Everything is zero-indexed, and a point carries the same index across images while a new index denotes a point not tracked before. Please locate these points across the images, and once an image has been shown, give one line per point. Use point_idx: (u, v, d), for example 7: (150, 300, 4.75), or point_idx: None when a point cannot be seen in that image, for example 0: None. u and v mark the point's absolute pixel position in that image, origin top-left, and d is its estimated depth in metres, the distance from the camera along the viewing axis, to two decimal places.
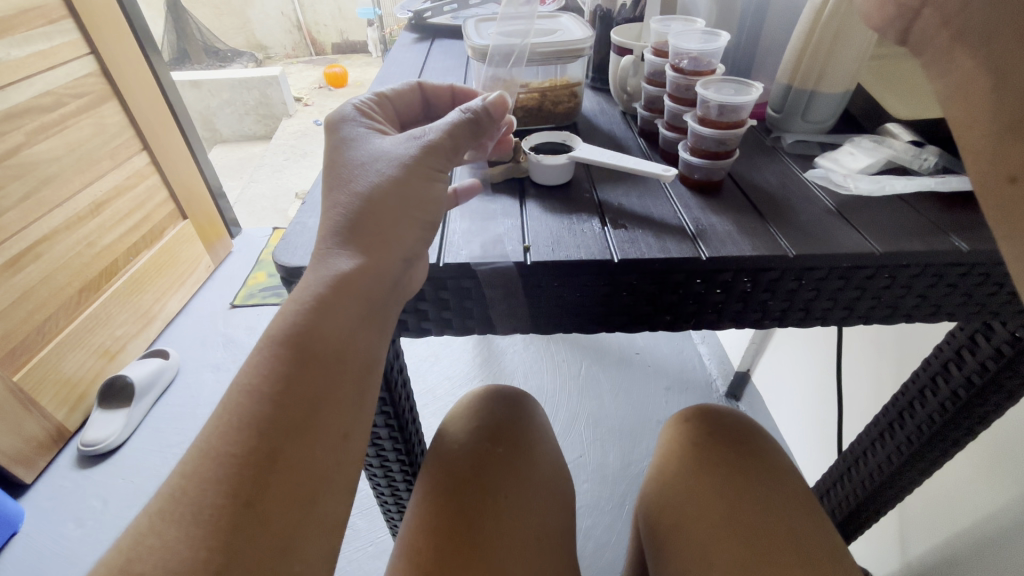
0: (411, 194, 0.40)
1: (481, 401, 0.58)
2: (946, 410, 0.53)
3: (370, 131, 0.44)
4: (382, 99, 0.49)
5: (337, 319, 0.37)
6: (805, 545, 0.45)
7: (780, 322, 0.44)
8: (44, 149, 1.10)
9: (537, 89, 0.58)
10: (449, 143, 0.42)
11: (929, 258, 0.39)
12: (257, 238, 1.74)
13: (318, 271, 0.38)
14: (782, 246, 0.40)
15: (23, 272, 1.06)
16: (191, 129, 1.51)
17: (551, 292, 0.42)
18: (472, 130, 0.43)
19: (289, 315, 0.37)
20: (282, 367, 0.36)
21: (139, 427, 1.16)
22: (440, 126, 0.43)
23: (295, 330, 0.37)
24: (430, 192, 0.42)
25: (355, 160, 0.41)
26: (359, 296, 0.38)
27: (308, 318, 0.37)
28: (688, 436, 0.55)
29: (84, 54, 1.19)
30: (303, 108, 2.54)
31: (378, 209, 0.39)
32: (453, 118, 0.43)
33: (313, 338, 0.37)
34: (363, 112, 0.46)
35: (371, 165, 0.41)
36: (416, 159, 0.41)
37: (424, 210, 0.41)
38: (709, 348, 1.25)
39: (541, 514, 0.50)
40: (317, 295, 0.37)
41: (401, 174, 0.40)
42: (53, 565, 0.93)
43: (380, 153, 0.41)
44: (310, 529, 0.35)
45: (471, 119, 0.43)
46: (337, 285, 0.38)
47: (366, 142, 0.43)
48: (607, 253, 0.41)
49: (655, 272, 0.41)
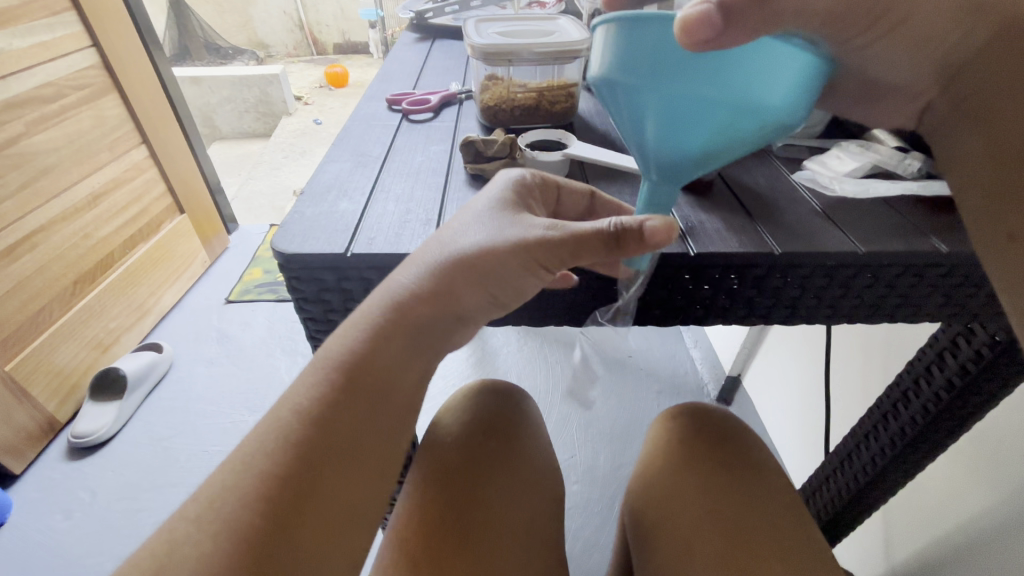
0: (501, 270, 0.39)
1: (476, 394, 0.59)
2: (927, 412, 0.53)
3: (501, 198, 0.42)
4: (551, 183, 0.45)
5: (388, 352, 0.39)
6: (785, 549, 0.44)
7: (765, 319, 0.45)
8: (42, 140, 1.10)
9: (535, 90, 0.59)
10: (572, 248, 0.38)
11: (909, 258, 0.40)
12: (253, 234, 1.74)
13: (386, 288, 0.39)
14: (768, 244, 0.41)
15: (18, 262, 1.05)
16: (190, 123, 1.51)
17: (648, 316, 0.45)
18: (607, 245, 0.37)
19: (348, 342, 0.39)
20: (335, 395, 0.38)
21: (130, 421, 1.17)
22: (578, 229, 0.38)
23: (354, 358, 0.39)
24: (527, 282, 0.40)
25: (473, 217, 0.41)
26: (410, 337, 0.40)
27: (367, 349, 0.39)
28: (672, 432, 0.55)
29: (85, 47, 1.20)
30: (303, 106, 2.61)
31: (469, 261, 0.39)
32: (592, 228, 0.37)
33: (368, 365, 0.39)
34: (518, 186, 0.43)
35: (484, 229, 0.40)
36: (524, 250, 0.38)
37: (502, 289, 0.40)
38: (701, 352, 1.26)
39: (531, 509, 0.51)
40: (376, 321, 0.39)
41: (502, 254, 0.38)
42: (41, 556, 0.94)
43: (518, 232, 0.39)
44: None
45: (613, 235, 0.37)
46: (395, 314, 0.39)
47: (491, 209, 0.41)
48: (684, 246, 0.41)
49: (665, 274, 0.42)
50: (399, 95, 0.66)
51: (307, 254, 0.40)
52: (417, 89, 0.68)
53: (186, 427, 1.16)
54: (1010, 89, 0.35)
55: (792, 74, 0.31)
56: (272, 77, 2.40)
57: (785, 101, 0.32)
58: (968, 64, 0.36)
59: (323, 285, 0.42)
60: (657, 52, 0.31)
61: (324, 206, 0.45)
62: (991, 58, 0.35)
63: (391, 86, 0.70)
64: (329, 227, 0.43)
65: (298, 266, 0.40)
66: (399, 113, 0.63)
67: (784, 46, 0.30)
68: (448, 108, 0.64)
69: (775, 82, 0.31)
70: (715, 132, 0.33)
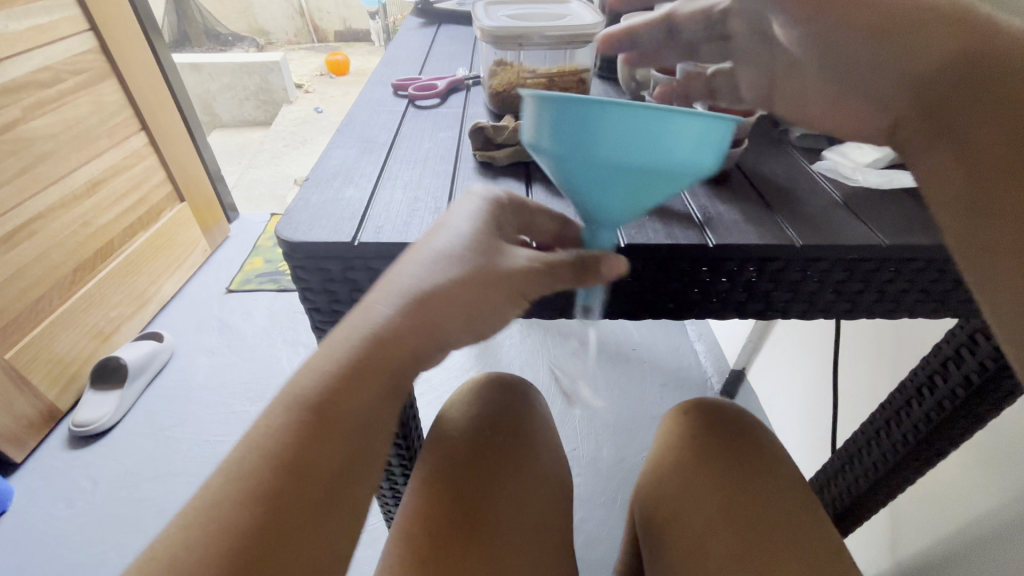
0: (481, 306, 0.38)
1: (484, 387, 0.58)
2: (943, 408, 0.53)
3: (468, 227, 0.39)
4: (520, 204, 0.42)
5: (360, 394, 0.36)
6: (806, 551, 0.43)
7: (782, 313, 0.44)
8: (40, 125, 1.08)
9: (545, 75, 0.57)
10: (542, 284, 0.39)
11: (936, 251, 0.38)
12: (254, 223, 1.72)
13: (361, 320, 0.37)
14: (788, 236, 0.40)
15: (17, 249, 1.04)
16: (189, 109, 1.49)
17: (663, 310, 0.44)
18: (575, 281, 0.40)
19: (320, 376, 0.36)
20: (306, 430, 0.35)
21: (132, 411, 1.16)
22: (549, 265, 0.39)
23: (325, 394, 0.36)
24: (505, 312, 0.39)
25: (442, 250, 0.38)
26: (385, 374, 0.37)
27: (338, 384, 0.36)
28: (686, 428, 0.54)
29: (83, 31, 1.17)
30: (303, 94, 2.58)
31: (446, 296, 0.37)
32: (562, 267, 0.39)
33: (342, 406, 0.36)
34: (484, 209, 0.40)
35: (455, 268, 0.37)
36: (499, 288, 0.38)
37: (480, 324, 0.39)
38: (705, 345, 1.25)
39: (541, 505, 0.50)
40: (351, 352, 0.36)
41: (479, 292, 0.37)
42: (43, 545, 0.94)
43: (501, 260, 0.38)
44: (307, 522, 0.34)
45: (580, 274, 0.39)
46: (375, 344, 0.36)
47: (458, 241, 0.38)
48: (701, 237, 0.40)
49: (681, 267, 0.41)
50: (405, 80, 0.64)
51: (315, 241, 0.39)
52: (422, 75, 0.67)
53: (187, 416, 1.15)
54: (975, 114, 0.34)
55: (700, 138, 0.33)
56: (273, 65, 2.37)
57: (683, 158, 0.34)
58: (933, 80, 0.35)
59: (329, 275, 0.41)
60: (578, 129, 0.34)
61: (329, 193, 0.44)
62: (960, 74, 0.34)
63: (396, 71, 0.68)
64: (336, 214, 0.42)
65: (304, 253, 0.39)
66: (405, 98, 0.61)
67: (688, 118, 0.32)
68: (455, 95, 0.63)
69: (685, 145, 0.33)
70: (637, 186, 0.36)
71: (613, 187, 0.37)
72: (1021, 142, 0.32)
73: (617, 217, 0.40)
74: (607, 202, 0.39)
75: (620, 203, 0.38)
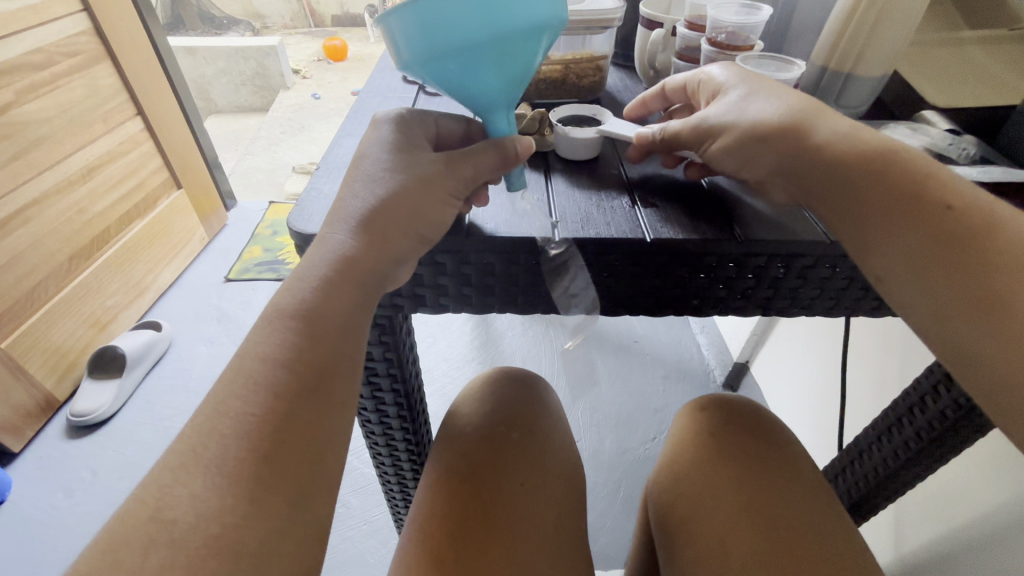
0: (417, 207, 0.38)
1: (493, 382, 0.57)
2: (946, 416, 0.51)
3: (382, 147, 0.41)
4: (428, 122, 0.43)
5: (340, 302, 0.37)
6: (827, 549, 0.43)
7: (808, 311, 0.44)
8: (33, 109, 1.05)
9: (560, 62, 0.55)
10: (466, 175, 0.40)
11: None
12: (252, 211, 1.70)
13: (323, 251, 0.37)
14: (818, 232, 0.40)
15: (11, 236, 1.02)
16: (186, 94, 1.46)
17: (687, 307, 0.44)
18: (498, 165, 0.41)
19: (299, 291, 0.37)
20: (296, 341, 0.36)
21: (130, 400, 1.15)
22: (466, 157, 0.40)
23: (306, 313, 0.36)
24: (442, 211, 0.39)
25: (362, 172, 0.40)
26: (358, 289, 0.37)
27: (317, 299, 0.37)
28: (700, 424, 0.53)
29: (76, 11, 1.14)
30: (300, 80, 2.53)
31: (391, 208, 0.38)
32: (479, 154, 0.40)
33: (326, 322, 0.37)
34: (394, 130, 0.42)
35: (376, 180, 0.39)
36: (426, 183, 0.39)
37: (423, 225, 0.38)
38: (708, 338, 1.25)
39: (555, 502, 0.49)
40: (325, 276, 0.37)
41: (413, 192, 0.38)
42: (42, 535, 0.93)
43: (417, 167, 0.39)
44: (297, 501, 0.33)
45: (500, 158, 0.41)
46: (348, 268, 0.37)
47: (375, 159, 0.40)
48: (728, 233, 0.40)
49: (708, 265, 0.41)
50: None
51: (334, 233, 0.38)
52: None
53: (186, 406, 1.14)
54: (860, 195, 0.37)
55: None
56: (269, 49, 2.32)
57: (528, 14, 0.35)
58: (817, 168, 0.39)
59: None
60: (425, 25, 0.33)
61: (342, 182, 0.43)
62: (838, 165, 0.38)
63: None
64: None
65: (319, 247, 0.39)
66: (415, 85, 0.59)
67: None
68: None
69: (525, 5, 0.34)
70: (503, 62, 0.37)
71: (483, 70, 0.37)
72: (909, 222, 0.36)
73: (503, 97, 0.40)
74: (488, 88, 0.39)
75: (497, 82, 0.38)
